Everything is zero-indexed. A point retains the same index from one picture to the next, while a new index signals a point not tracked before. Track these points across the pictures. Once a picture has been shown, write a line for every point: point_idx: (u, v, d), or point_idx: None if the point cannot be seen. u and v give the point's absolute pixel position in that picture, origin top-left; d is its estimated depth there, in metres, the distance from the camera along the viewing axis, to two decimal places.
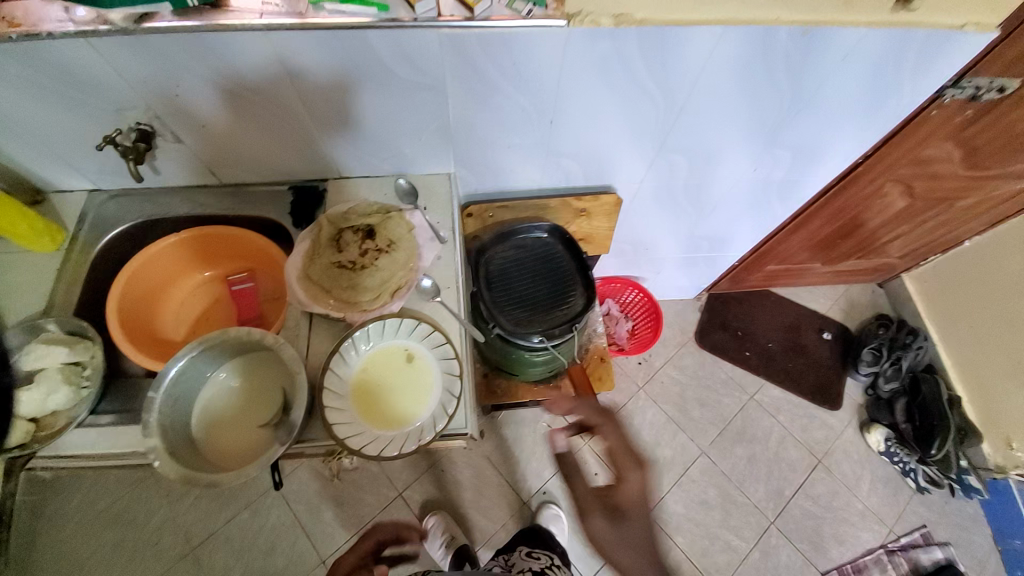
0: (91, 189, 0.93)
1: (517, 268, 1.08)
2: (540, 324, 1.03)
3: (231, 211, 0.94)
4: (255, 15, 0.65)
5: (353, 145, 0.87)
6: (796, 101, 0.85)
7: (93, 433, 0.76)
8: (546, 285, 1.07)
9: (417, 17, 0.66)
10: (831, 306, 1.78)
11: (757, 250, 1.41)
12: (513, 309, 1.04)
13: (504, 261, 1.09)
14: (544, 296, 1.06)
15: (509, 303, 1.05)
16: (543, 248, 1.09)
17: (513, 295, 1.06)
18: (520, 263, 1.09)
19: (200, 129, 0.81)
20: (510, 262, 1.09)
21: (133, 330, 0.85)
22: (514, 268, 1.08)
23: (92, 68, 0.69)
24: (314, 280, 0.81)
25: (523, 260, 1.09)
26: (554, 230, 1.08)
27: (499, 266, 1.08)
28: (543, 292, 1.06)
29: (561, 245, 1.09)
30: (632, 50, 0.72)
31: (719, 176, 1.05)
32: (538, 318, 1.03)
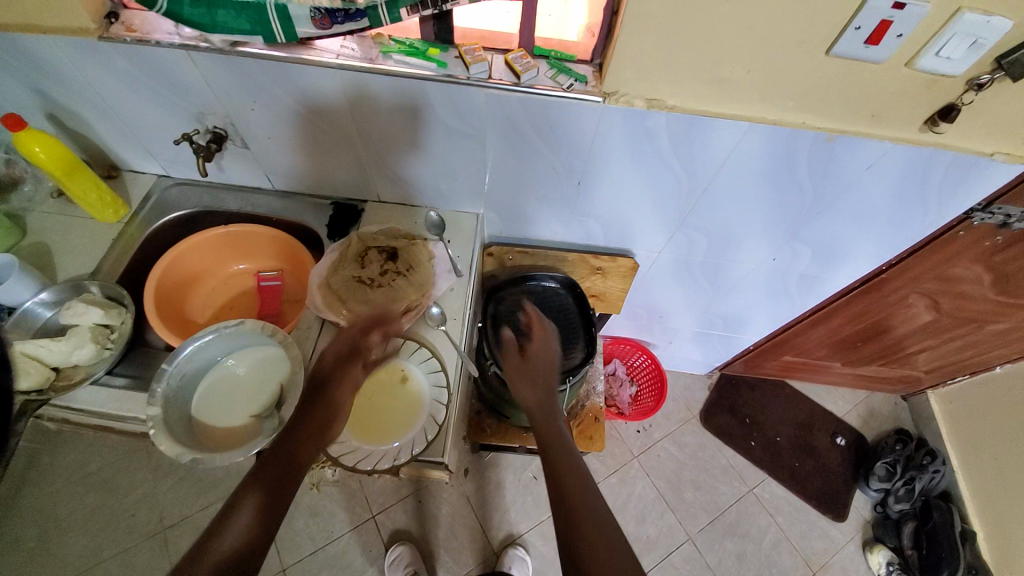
0: (160, 174, 1.04)
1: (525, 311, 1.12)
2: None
3: (276, 213, 1.02)
4: (333, 55, 0.74)
5: (395, 174, 0.95)
6: (818, 201, 0.88)
7: (104, 392, 0.82)
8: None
9: (470, 76, 0.74)
10: (848, 410, 1.71)
11: (773, 338, 1.40)
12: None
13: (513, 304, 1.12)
14: None
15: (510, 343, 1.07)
16: (552, 298, 1.14)
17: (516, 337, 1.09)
18: (530, 307, 1.13)
19: (264, 139, 0.90)
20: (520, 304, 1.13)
21: (164, 306, 0.92)
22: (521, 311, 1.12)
23: (186, 75, 0.79)
24: (333, 288, 0.86)
25: (533, 304, 1.13)
26: (569, 284, 1.14)
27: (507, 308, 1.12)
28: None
29: (571, 298, 1.14)
30: (661, 131, 0.77)
31: (738, 259, 1.07)
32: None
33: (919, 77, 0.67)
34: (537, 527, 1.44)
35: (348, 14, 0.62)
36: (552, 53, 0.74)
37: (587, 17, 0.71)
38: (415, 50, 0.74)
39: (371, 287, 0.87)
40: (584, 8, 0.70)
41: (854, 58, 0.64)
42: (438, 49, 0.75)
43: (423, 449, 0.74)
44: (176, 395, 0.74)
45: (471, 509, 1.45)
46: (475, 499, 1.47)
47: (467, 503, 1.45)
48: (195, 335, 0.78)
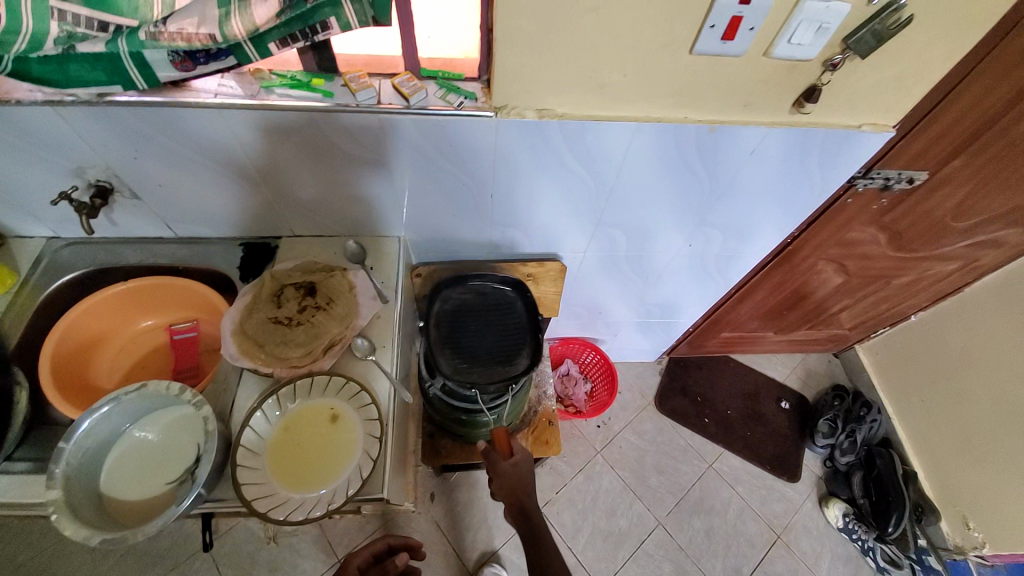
0: (50, 237, 0.97)
1: (470, 313, 1.08)
2: (481, 376, 1.01)
3: (183, 262, 0.97)
4: (210, 95, 0.71)
5: (303, 207, 0.92)
6: (717, 186, 0.93)
7: (4, 480, 0.75)
8: (494, 337, 1.06)
9: (358, 103, 0.73)
10: (789, 374, 1.81)
11: (708, 317, 1.46)
12: (456, 353, 1.03)
13: (460, 303, 1.08)
14: (488, 347, 1.05)
15: (454, 348, 1.03)
16: (501, 300, 1.10)
17: (460, 339, 1.05)
18: (475, 309, 1.08)
19: (155, 187, 0.86)
20: (466, 305, 1.08)
21: (64, 376, 0.86)
22: (467, 312, 1.08)
23: (54, 131, 0.74)
24: (249, 334, 0.83)
25: (479, 306, 1.09)
26: (516, 285, 1.09)
27: (454, 307, 1.08)
28: (490, 343, 1.05)
29: (520, 302, 1.09)
30: (557, 138, 0.79)
31: (659, 248, 1.11)
32: (478, 367, 1.02)
33: (779, 64, 0.72)
34: (511, 540, 1.43)
35: (209, 53, 0.61)
36: (438, 74, 0.75)
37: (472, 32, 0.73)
38: (298, 82, 0.73)
39: (261, 350, 0.82)
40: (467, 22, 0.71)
41: (716, 53, 0.68)
42: (322, 80, 0.74)
43: (359, 488, 0.72)
44: (80, 472, 0.69)
45: (441, 533, 1.42)
46: (445, 522, 1.44)
47: (437, 528, 1.42)
48: (95, 406, 0.72)
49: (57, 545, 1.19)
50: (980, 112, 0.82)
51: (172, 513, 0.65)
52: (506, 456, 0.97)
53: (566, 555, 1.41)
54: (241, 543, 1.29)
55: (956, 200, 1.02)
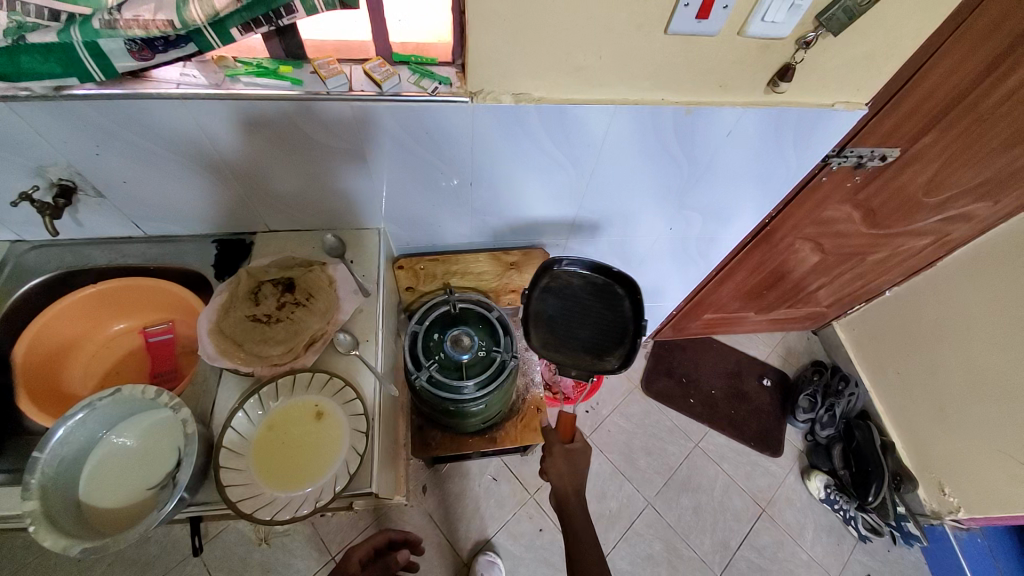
0: (12, 240, 0.92)
1: (576, 297, 0.96)
2: (568, 360, 0.95)
3: (154, 262, 0.94)
4: (172, 85, 0.68)
5: (278, 201, 0.90)
6: (696, 168, 0.93)
7: None
8: (590, 324, 0.95)
9: (329, 91, 0.70)
10: (770, 352, 1.85)
11: (691, 300, 1.47)
12: (548, 333, 0.96)
13: (564, 287, 0.96)
14: (582, 333, 0.95)
15: (550, 323, 0.96)
16: (606, 291, 0.95)
17: (557, 322, 0.96)
18: (580, 296, 0.96)
19: (120, 184, 0.82)
20: (569, 288, 0.96)
21: (35, 384, 0.83)
22: (574, 289, 0.96)
23: (9, 128, 0.70)
24: (227, 333, 0.81)
25: (583, 294, 0.96)
26: (620, 278, 0.94)
27: (561, 290, 0.96)
28: (586, 335, 0.95)
29: (627, 299, 0.94)
30: (535, 124, 0.78)
31: (640, 233, 1.11)
32: (565, 349, 0.95)
33: (752, 43, 0.72)
34: (504, 527, 1.44)
35: (168, 41, 0.58)
36: (411, 59, 0.73)
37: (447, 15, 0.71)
38: (264, 70, 0.70)
39: (240, 348, 0.80)
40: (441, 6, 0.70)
41: (691, 33, 0.68)
42: (290, 67, 0.71)
43: (347, 483, 0.72)
44: (56, 481, 0.67)
45: (434, 525, 1.42)
46: (438, 513, 1.44)
47: (430, 521, 1.43)
48: (68, 413, 0.70)
49: (38, 558, 1.15)
50: (949, 88, 0.84)
51: (153, 519, 0.63)
52: (567, 441, 1.06)
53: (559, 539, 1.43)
54: (231, 546, 1.27)
55: (927, 176, 1.05)
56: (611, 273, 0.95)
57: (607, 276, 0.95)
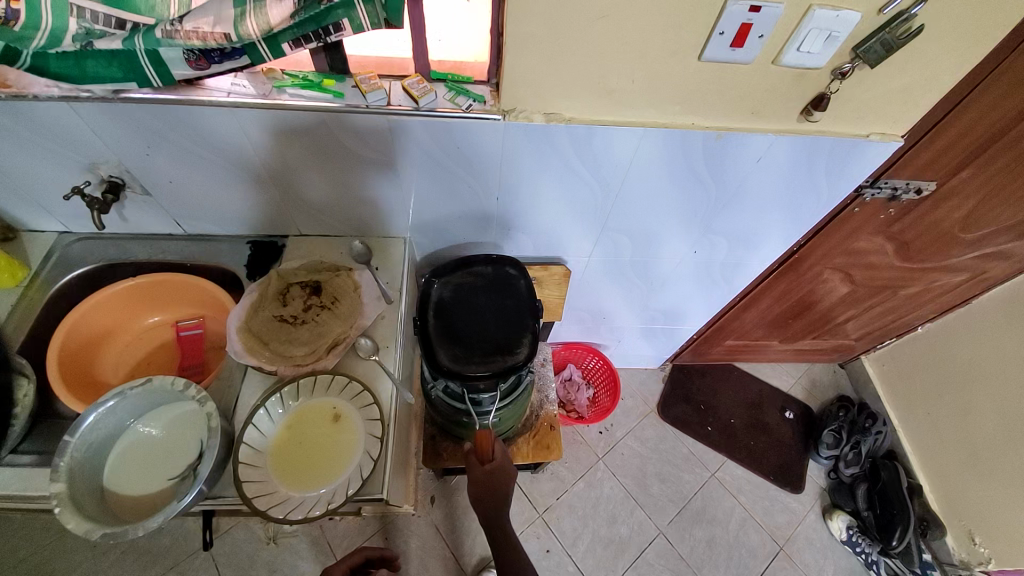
0: (61, 231, 0.98)
1: (472, 296, 1.00)
2: (473, 363, 0.91)
3: (191, 259, 0.98)
4: (223, 94, 0.72)
5: (311, 205, 0.93)
6: (724, 195, 0.93)
7: (8, 472, 0.74)
8: (493, 321, 0.97)
9: (369, 104, 0.73)
10: (793, 384, 1.80)
11: (712, 324, 1.45)
12: (452, 340, 0.94)
13: (460, 288, 1.00)
14: (489, 334, 0.95)
15: (453, 333, 0.95)
16: (500, 283, 1.02)
17: (459, 328, 0.96)
18: (478, 294, 1.00)
19: (166, 184, 0.87)
20: (464, 290, 1.00)
21: (71, 370, 0.86)
22: (469, 295, 1.00)
23: (72, 128, 0.76)
24: (253, 331, 0.83)
25: (480, 291, 1.01)
26: (510, 265, 1.03)
27: (456, 293, 1.00)
28: (490, 331, 0.96)
29: (519, 281, 1.02)
30: (564, 142, 0.79)
31: (664, 255, 1.10)
32: (472, 353, 0.93)
33: (788, 72, 0.72)
34: None
35: (224, 52, 0.61)
36: (448, 76, 0.75)
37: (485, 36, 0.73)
38: (309, 83, 0.73)
39: (261, 348, 0.82)
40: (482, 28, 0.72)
41: (725, 60, 0.69)
42: (333, 80, 0.74)
43: (359, 487, 0.72)
44: (83, 464, 0.69)
45: (440, 537, 1.41)
46: (443, 526, 1.43)
47: (436, 532, 1.42)
48: (100, 400, 0.72)
49: (59, 540, 1.19)
50: (989, 124, 0.82)
51: (174, 508, 0.65)
52: (484, 463, 0.95)
53: (566, 562, 1.40)
54: (240, 543, 1.29)
55: (965, 212, 1.02)
56: (501, 264, 1.03)
57: (498, 269, 1.03)
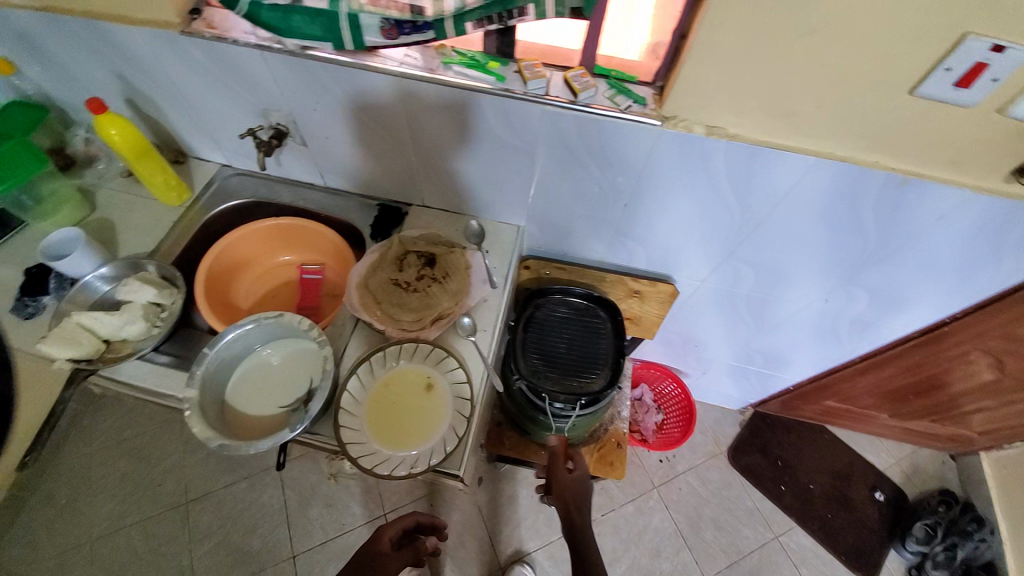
0: (222, 164, 1.09)
1: (561, 324, 1.10)
2: (553, 385, 1.03)
3: (324, 210, 1.04)
4: (395, 63, 0.75)
5: (443, 181, 0.95)
6: (882, 248, 0.83)
7: (149, 367, 0.84)
8: (577, 350, 1.07)
9: (527, 91, 0.73)
10: (891, 464, 1.60)
11: (817, 381, 1.32)
12: (536, 358, 1.06)
13: (550, 314, 1.11)
14: (571, 361, 1.06)
15: (538, 353, 1.07)
16: (588, 317, 1.10)
17: (543, 349, 1.07)
18: (565, 322, 1.10)
19: (321, 137, 0.93)
20: (554, 316, 1.11)
21: (213, 289, 0.96)
22: (557, 322, 1.10)
23: (256, 74, 0.83)
24: (369, 289, 0.88)
25: (568, 320, 1.11)
26: (602, 301, 1.10)
27: (545, 316, 1.11)
28: (571, 357, 1.06)
29: (608, 320, 1.10)
30: (719, 159, 0.74)
31: (788, 298, 1.01)
32: (553, 375, 1.04)
33: (1013, 125, 0.61)
34: (546, 547, 1.41)
35: (415, 25, 0.62)
36: (613, 74, 0.73)
37: (650, 35, 0.69)
38: (475, 63, 0.75)
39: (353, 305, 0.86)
40: (648, 26, 0.68)
41: (941, 99, 0.60)
42: (498, 63, 0.75)
43: (441, 460, 0.74)
44: (214, 376, 0.77)
45: (481, 518, 1.44)
46: (486, 510, 1.45)
47: (478, 513, 1.44)
48: (238, 322, 0.80)
49: None
50: None
51: (283, 436, 0.70)
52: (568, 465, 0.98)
53: None
54: None
55: None
56: (594, 300, 1.11)
57: (589, 302, 1.11)
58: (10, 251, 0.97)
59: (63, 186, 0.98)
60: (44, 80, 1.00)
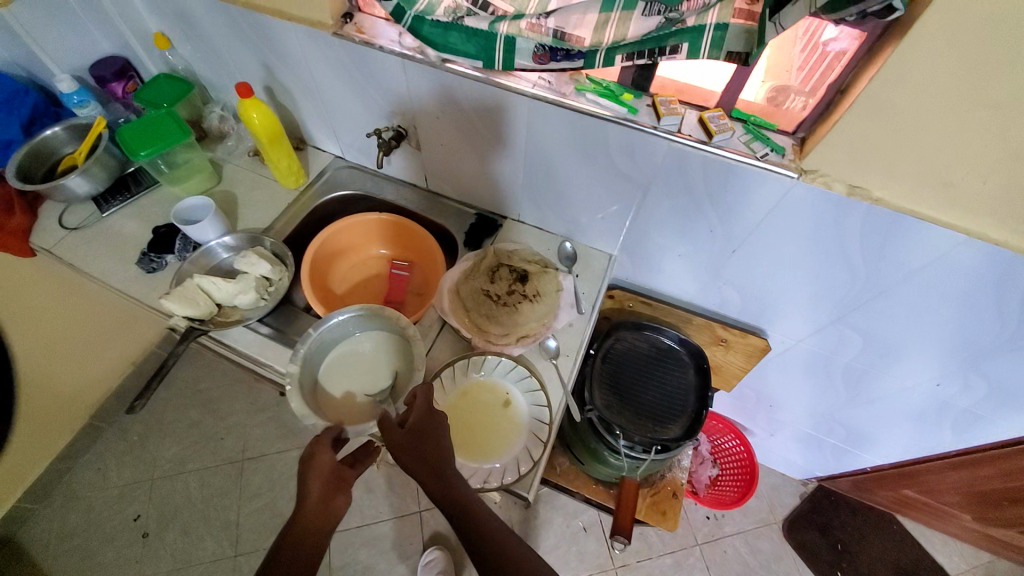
0: (336, 155, 1.16)
1: (640, 362, 1.09)
2: (626, 423, 1.02)
3: (424, 212, 1.08)
4: (528, 84, 0.77)
5: (545, 200, 0.96)
6: (1020, 340, 0.75)
7: (252, 336, 0.90)
8: (654, 392, 1.06)
9: (658, 126, 0.72)
10: (970, 575, 1.43)
11: (899, 467, 1.21)
12: (611, 393, 1.06)
13: (630, 350, 1.10)
14: (647, 403, 1.05)
15: (613, 387, 1.06)
16: (670, 359, 1.09)
17: (619, 384, 1.07)
18: (645, 361, 1.09)
19: (436, 144, 0.97)
20: (635, 353, 1.10)
21: (315, 272, 1.01)
22: (636, 359, 1.09)
23: (391, 78, 0.87)
24: (461, 296, 0.90)
25: (649, 359, 1.09)
26: (688, 346, 1.08)
27: (625, 351, 1.10)
28: (647, 398, 1.05)
29: (692, 368, 1.08)
30: (853, 220, 0.70)
31: (890, 373, 0.93)
32: (627, 414, 1.03)
33: None
34: None
35: (568, 53, 0.64)
36: (752, 119, 0.71)
37: (765, 78, 0.68)
38: (609, 93, 0.75)
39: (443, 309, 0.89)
40: (761, 74, 0.68)
41: None
42: (631, 95, 0.75)
43: (514, 480, 0.74)
44: (313, 354, 0.81)
45: None
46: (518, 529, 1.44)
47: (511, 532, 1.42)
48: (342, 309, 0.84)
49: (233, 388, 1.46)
50: None
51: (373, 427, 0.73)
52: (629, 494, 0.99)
53: None
54: None
55: None
56: (681, 344, 1.09)
57: (675, 346, 1.09)
58: (142, 208, 1.07)
59: (197, 156, 1.07)
60: (195, 59, 1.10)
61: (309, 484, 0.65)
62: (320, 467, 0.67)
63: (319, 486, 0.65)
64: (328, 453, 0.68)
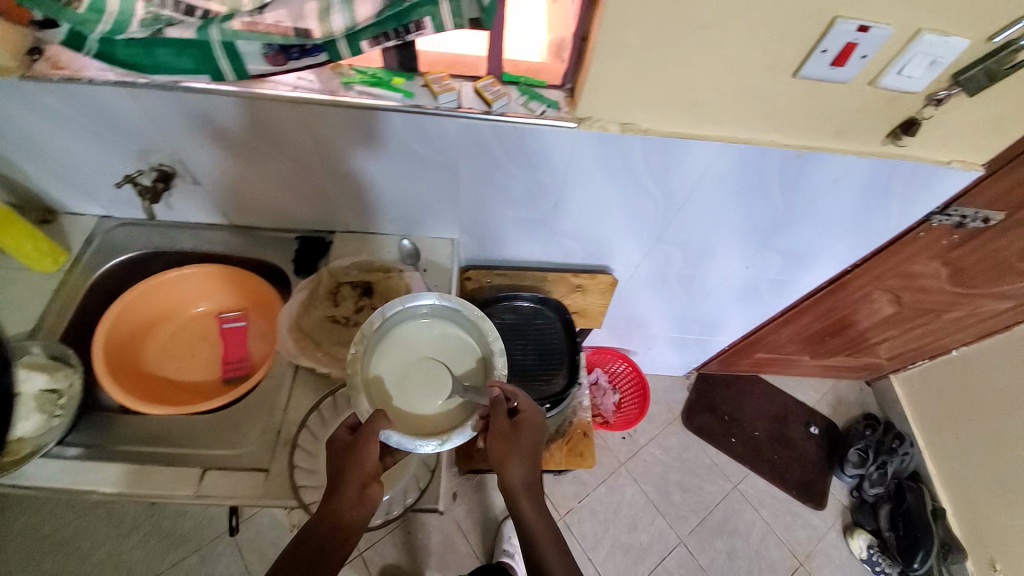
0: (103, 216, 0.96)
1: (512, 330, 1.13)
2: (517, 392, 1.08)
3: (236, 251, 0.96)
4: (288, 88, 0.70)
5: (363, 203, 0.90)
6: (788, 214, 0.90)
7: (58, 465, 0.73)
8: (532, 353, 1.12)
9: (439, 106, 0.70)
10: (820, 399, 1.77)
11: (748, 338, 1.43)
12: None
13: (498, 322, 1.13)
14: (528, 365, 1.11)
15: None
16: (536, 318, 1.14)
17: None
18: (516, 327, 1.13)
19: (218, 176, 0.85)
20: (503, 323, 1.13)
21: (118, 362, 0.84)
22: (507, 329, 1.12)
23: (127, 115, 0.74)
24: (305, 331, 0.82)
25: (518, 325, 1.13)
26: (548, 302, 1.13)
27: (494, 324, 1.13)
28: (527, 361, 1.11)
29: (557, 319, 1.14)
30: (636, 151, 0.76)
31: (713, 269, 1.07)
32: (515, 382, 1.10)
33: (881, 95, 0.69)
34: None
35: (303, 49, 0.58)
36: (522, 79, 0.72)
37: (550, 31, 0.69)
38: (379, 80, 0.70)
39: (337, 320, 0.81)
40: (546, 24, 0.69)
41: (820, 78, 0.66)
42: (402, 79, 0.71)
43: (418, 497, 0.74)
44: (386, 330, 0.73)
45: (462, 535, 1.41)
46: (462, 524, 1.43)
47: (458, 531, 1.41)
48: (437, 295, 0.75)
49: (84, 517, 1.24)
50: None
51: (413, 448, 0.63)
52: None
53: (585, 565, 1.41)
54: (264, 531, 1.29)
55: None
56: (542, 301, 1.13)
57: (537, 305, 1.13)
58: None
59: None
60: None
61: (346, 480, 0.60)
62: (361, 460, 0.61)
63: (354, 489, 0.61)
64: (369, 443, 0.62)
